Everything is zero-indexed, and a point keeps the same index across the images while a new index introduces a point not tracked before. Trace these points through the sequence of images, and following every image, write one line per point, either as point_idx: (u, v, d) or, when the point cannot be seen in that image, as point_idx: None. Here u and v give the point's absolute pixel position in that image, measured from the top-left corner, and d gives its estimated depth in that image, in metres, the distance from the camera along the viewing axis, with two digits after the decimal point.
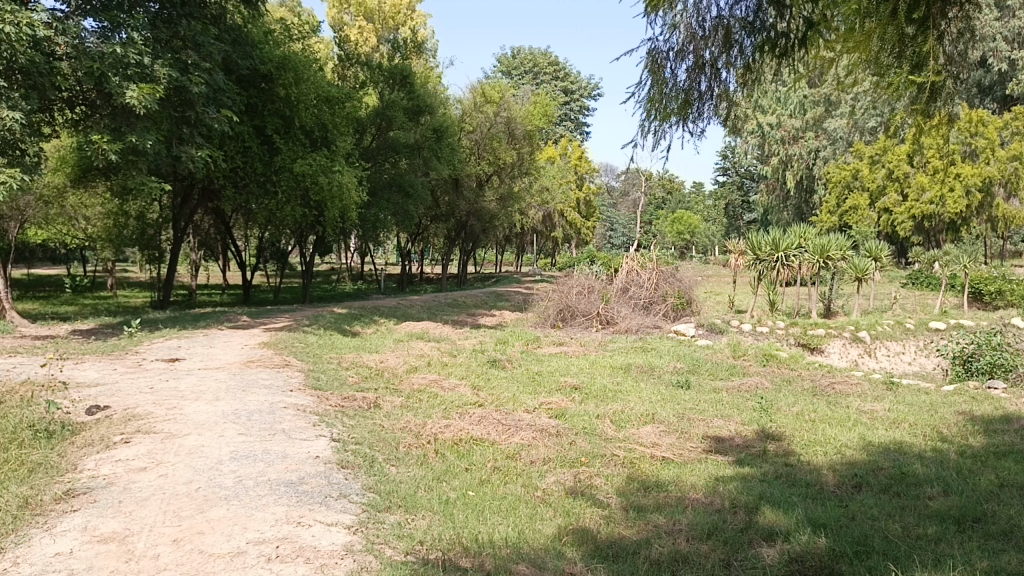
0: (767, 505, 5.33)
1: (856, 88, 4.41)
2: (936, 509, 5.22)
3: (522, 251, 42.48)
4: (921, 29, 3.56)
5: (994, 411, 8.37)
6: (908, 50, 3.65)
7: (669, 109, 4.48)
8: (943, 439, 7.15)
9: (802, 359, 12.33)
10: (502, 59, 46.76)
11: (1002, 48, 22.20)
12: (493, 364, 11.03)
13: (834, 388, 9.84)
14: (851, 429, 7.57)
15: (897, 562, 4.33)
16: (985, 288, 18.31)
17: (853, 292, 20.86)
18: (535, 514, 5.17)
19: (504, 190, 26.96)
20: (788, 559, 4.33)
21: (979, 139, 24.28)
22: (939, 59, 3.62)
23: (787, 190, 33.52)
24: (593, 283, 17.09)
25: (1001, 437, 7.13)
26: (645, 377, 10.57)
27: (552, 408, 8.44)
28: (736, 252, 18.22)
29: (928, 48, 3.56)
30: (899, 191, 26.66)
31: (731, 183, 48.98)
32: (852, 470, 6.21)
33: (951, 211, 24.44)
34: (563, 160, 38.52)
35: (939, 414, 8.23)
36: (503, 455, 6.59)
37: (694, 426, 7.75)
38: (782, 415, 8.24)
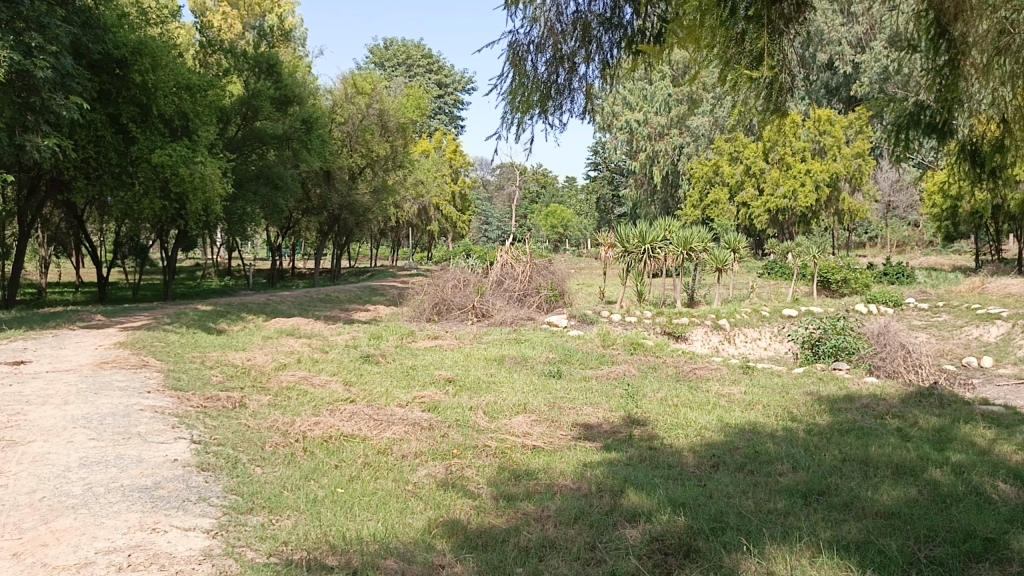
0: (631, 487, 5.52)
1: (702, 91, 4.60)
2: (786, 484, 5.55)
3: (398, 244, 42.12)
4: (758, 26, 3.73)
5: (839, 391, 8.97)
6: (746, 46, 3.80)
7: (530, 99, 4.45)
8: (793, 418, 7.60)
9: (667, 347, 12.82)
10: (375, 50, 46.11)
11: (847, 53, 23.78)
12: (367, 358, 10.90)
13: (696, 373, 10.32)
14: (710, 412, 7.94)
15: (749, 536, 4.56)
16: (833, 277, 19.55)
17: (714, 282, 21.80)
18: (405, 507, 5.14)
19: (378, 182, 26.63)
20: (650, 539, 4.51)
21: (827, 137, 25.82)
22: (775, 56, 3.79)
23: (654, 185, 34.72)
24: (468, 276, 17.14)
25: (843, 415, 7.66)
26: (518, 368, 10.69)
27: (425, 401, 8.43)
28: (606, 244, 18.70)
29: (762, 45, 3.73)
30: (756, 185, 28.03)
31: (602, 177, 50.21)
32: (710, 450, 6.52)
33: (803, 204, 25.96)
34: (437, 153, 38.37)
35: (789, 394, 8.77)
36: (374, 450, 6.51)
37: (564, 415, 7.90)
38: (647, 401, 8.54)
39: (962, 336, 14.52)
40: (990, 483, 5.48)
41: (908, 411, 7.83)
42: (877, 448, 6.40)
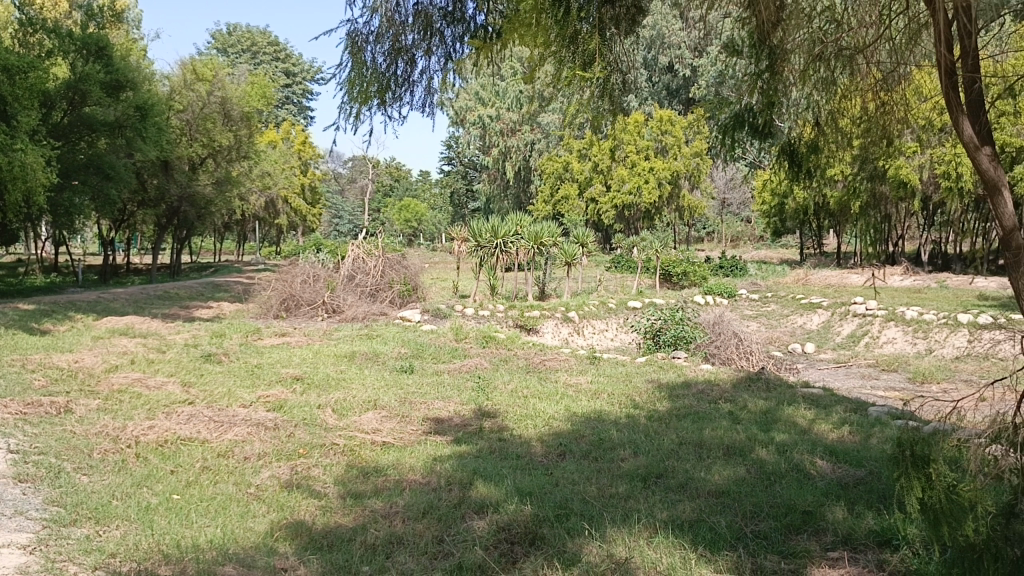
0: (480, 479, 5.56)
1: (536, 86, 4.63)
2: (627, 469, 5.76)
3: (244, 238, 40.48)
4: (589, 28, 3.84)
5: (677, 377, 9.43)
6: (579, 48, 3.88)
7: (368, 91, 4.21)
8: (635, 406, 7.91)
9: (518, 340, 13.01)
10: (217, 35, 44.02)
11: (686, 57, 24.96)
12: (208, 358, 10.41)
13: (545, 364, 10.54)
14: (558, 402, 8.13)
15: (592, 520, 4.70)
16: (674, 270, 20.49)
17: (564, 275, 22.32)
18: (247, 511, 4.96)
19: (220, 173, 25.48)
20: (497, 529, 4.56)
21: (668, 136, 27.04)
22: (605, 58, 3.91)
23: (507, 180, 35.16)
24: (318, 271, 16.71)
25: (681, 401, 8.05)
26: (369, 364, 10.54)
27: (271, 401, 8.14)
28: (459, 239, 18.77)
29: (594, 47, 3.83)
30: (603, 182, 28.89)
31: (456, 172, 50.31)
32: (557, 439, 6.68)
33: (647, 200, 27.06)
34: (285, 144, 37.16)
35: (633, 383, 9.13)
36: (214, 453, 6.23)
37: (415, 409, 7.86)
38: (497, 393, 8.64)
39: (788, 324, 15.60)
40: (809, 460, 5.93)
41: (738, 395, 8.33)
42: (710, 431, 6.77)
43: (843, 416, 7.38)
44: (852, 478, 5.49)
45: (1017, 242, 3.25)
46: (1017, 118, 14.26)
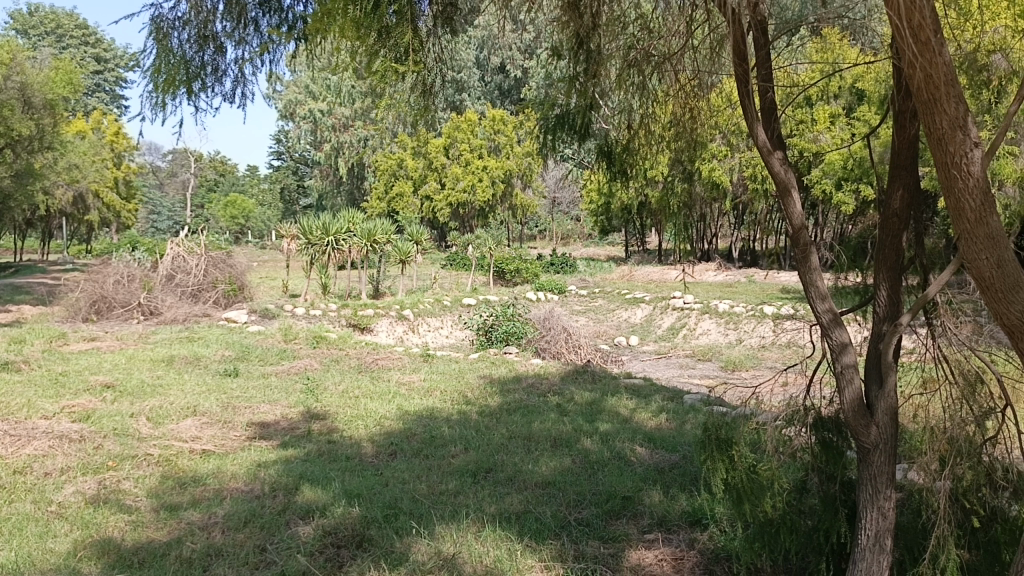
0: (306, 484, 5.41)
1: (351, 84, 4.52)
2: (457, 465, 5.80)
3: (49, 236, 37.24)
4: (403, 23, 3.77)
5: (508, 373, 9.61)
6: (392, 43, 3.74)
7: (174, 79, 3.86)
8: (467, 402, 7.97)
9: (350, 339, 12.78)
10: (15, 15, 40.27)
11: (517, 58, 25.46)
12: (4, 367, 9.50)
13: (377, 363, 10.43)
14: (390, 401, 8.06)
15: (420, 519, 4.69)
16: (507, 267, 20.83)
17: (398, 273, 22.14)
18: (46, 531, 4.56)
19: (20, 165, 23.31)
20: (323, 534, 4.46)
21: (501, 136, 27.55)
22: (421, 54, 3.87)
23: (340, 176, 34.47)
24: (133, 270, 15.66)
25: (512, 395, 8.20)
26: (190, 368, 10.00)
27: (77, 411, 7.54)
28: (289, 236, 18.25)
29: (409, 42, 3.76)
30: (438, 179, 28.60)
31: (286, 167, 48.74)
32: (388, 439, 6.61)
33: (481, 199, 27.38)
34: (96, 135, 34.53)
35: (465, 379, 9.20)
36: (8, 471, 5.68)
37: (239, 415, 7.54)
38: (327, 394, 8.45)
39: (614, 318, 16.26)
40: (629, 448, 6.20)
41: (566, 388, 8.59)
42: (539, 424, 6.93)
43: (661, 404, 7.77)
44: (668, 463, 5.80)
45: (804, 240, 3.59)
46: (812, 126, 15.50)
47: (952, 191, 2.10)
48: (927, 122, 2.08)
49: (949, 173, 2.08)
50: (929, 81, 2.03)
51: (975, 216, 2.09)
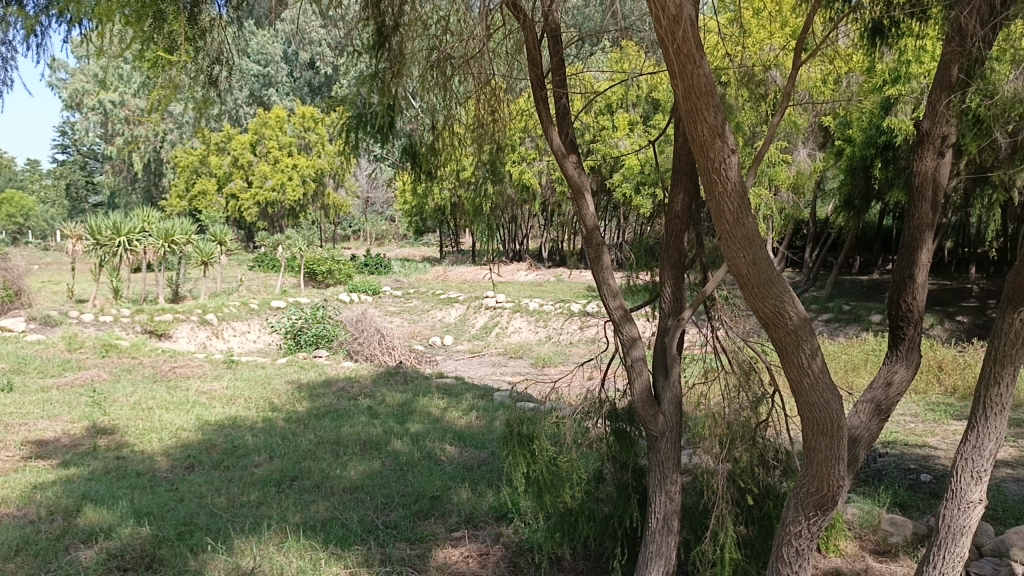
0: (89, 504, 4.99)
1: (139, 80, 4.18)
2: (260, 475, 5.57)
3: None
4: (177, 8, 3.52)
5: (317, 377, 9.36)
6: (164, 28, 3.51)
7: None
8: (273, 409, 7.68)
9: (145, 347, 11.94)
10: None
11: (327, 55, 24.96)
12: None
13: (175, 371, 9.82)
14: (188, 411, 7.61)
15: (217, 534, 4.47)
16: (319, 269, 20.29)
17: (200, 276, 20.95)
18: None
19: None
20: (107, 557, 4.13)
21: (311, 134, 27.02)
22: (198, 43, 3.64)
23: (135, 173, 32.20)
24: None
25: (321, 400, 7.99)
26: None
27: None
28: (74, 237, 16.82)
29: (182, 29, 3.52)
30: (245, 177, 27.09)
31: (73, 162, 44.84)
32: (185, 451, 6.24)
33: (291, 198, 26.55)
34: None
35: (271, 385, 8.85)
36: None
37: (11, 433, 6.82)
38: (117, 406, 7.84)
39: (429, 319, 16.26)
40: (439, 447, 6.23)
41: (377, 390, 8.50)
42: (348, 428, 6.80)
43: (471, 402, 7.87)
44: (476, 461, 5.89)
45: (596, 240, 3.78)
46: (615, 133, 16.31)
47: (712, 193, 2.24)
48: (690, 130, 2.20)
49: (712, 178, 2.22)
50: (692, 90, 2.16)
51: (733, 217, 2.24)
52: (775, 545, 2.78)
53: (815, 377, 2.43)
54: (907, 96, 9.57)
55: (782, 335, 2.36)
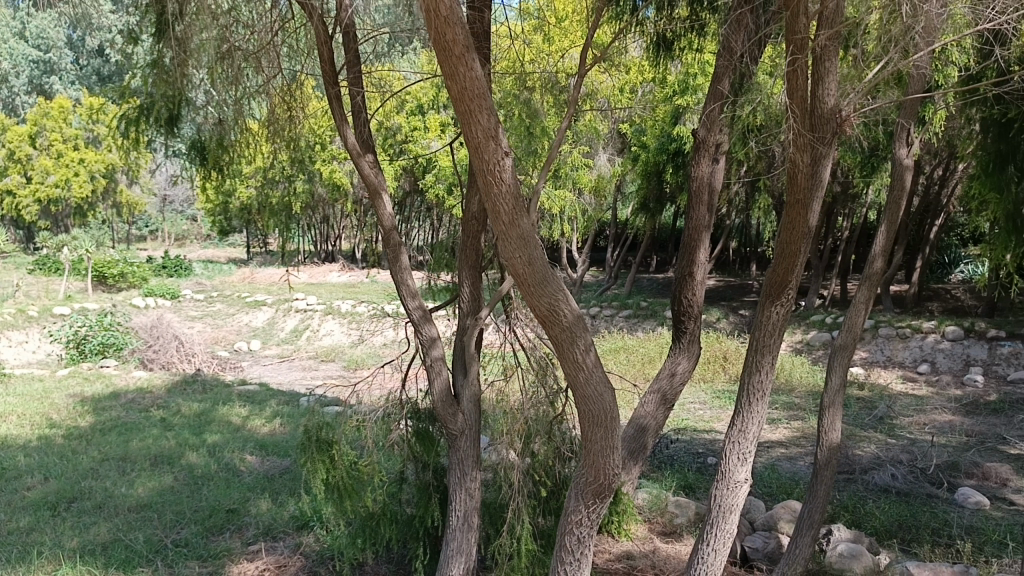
0: None
1: None
2: (32, 498, 5.06)
3: None
4: None
5: (105, 389, 8.66)
6: None
7: None
8: (50, 425, 7.02)
9: None
10: None
11: None
12: None
13: None
14: None
15: None
16: (109, 272, 18.82)
17: None
18: None
19: None
20: None
21: (100, 126, 25.04)
22: None
23: None
24: None
25: (108, 414, 7.41)
26: None
27: None
28: None
29: None
30: (22, 172, 24.60)
31: None
32: None
33: (78, 195, 24.45)
34: None
35: (49, 400, 8.09)
36: None
37: None
38: None
39: (234, 323, 15.47)
40: (238, 458, 5.96)
41: (172, 400, 7.99)
42: (138, 442, 6.35)
43: (275, 410, 7.61)
44: (277, 470, 5.69)
45: (394, 240, 3.78)
46: (426, 132, 16.34)
47: (489, 194, 2.28)
48: (465, 132, 2.25)
49: (487, 179, 2.27)
50: (467, 91, 2.19)
51: (509, 218, 2.29)
52: (558, 535, 2.87)
53: (589, 372, 2.53)
54: (694, 105, 10.30)
55: (558, 331, 2.45)
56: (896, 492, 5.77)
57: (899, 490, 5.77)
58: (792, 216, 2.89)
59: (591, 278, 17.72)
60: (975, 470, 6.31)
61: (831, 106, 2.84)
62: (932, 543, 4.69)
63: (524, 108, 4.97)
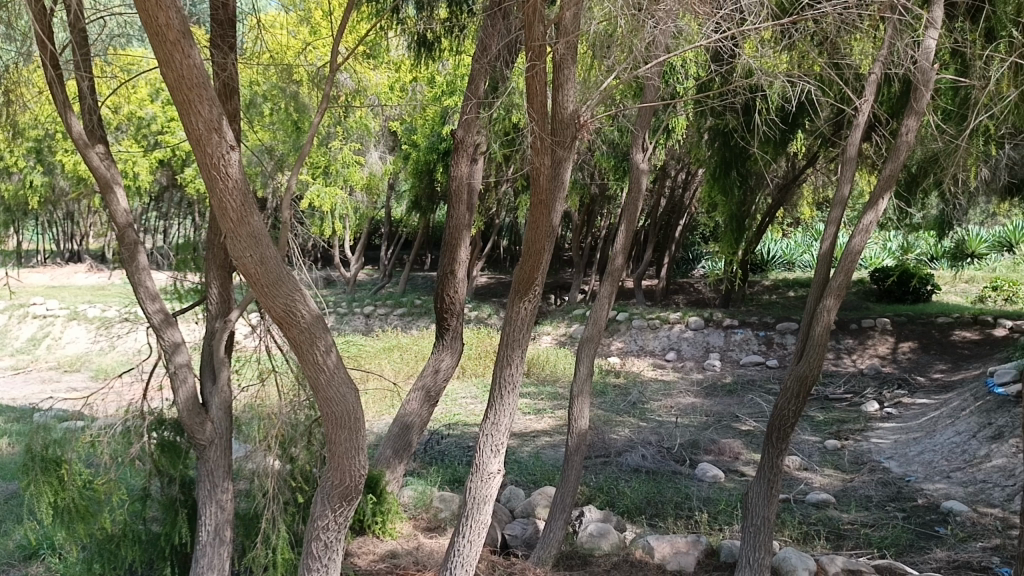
0: None
1: None
2: None
3: None
4: None
5: None
6: None
7: None
8: None
9: None
10: None
11: None
12: None
13: None
14: None
15: None
16: None
17: None
18: None
19: None
20: None
21: None
22: None
23: None
24: None
25: None
26: None
27: None
28: None
29: None
30: None
31: None
32: None
33: None
34: None
35: None
36: None
37: None
38: None
39: None
40: None
41: None
42: None
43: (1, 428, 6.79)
44: (2, 496, 5.08)
45: (130, 239, 3.50)
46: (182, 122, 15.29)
47: (212, 190, 2.20)
48: (185, 122, 2.16)
49: (210, 173, 2.20)
50: (184, 79, 2.10)
51: (236, 216, 2.23)
52: (305, 542, 2.80)
53: (331, 372, 2.52)
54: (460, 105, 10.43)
55: (296, 334, 2.40)
56: (646, 471, 6.21)
57: (649, 470, 6.22)
58: (536, 215, 3.01)
59: (364, 276, 17.48)
60: (712, 447, 6.94)
61: (570, 111, 2.99)
62: (675, 516, 5.10)
63: (292, 100, 4.88)
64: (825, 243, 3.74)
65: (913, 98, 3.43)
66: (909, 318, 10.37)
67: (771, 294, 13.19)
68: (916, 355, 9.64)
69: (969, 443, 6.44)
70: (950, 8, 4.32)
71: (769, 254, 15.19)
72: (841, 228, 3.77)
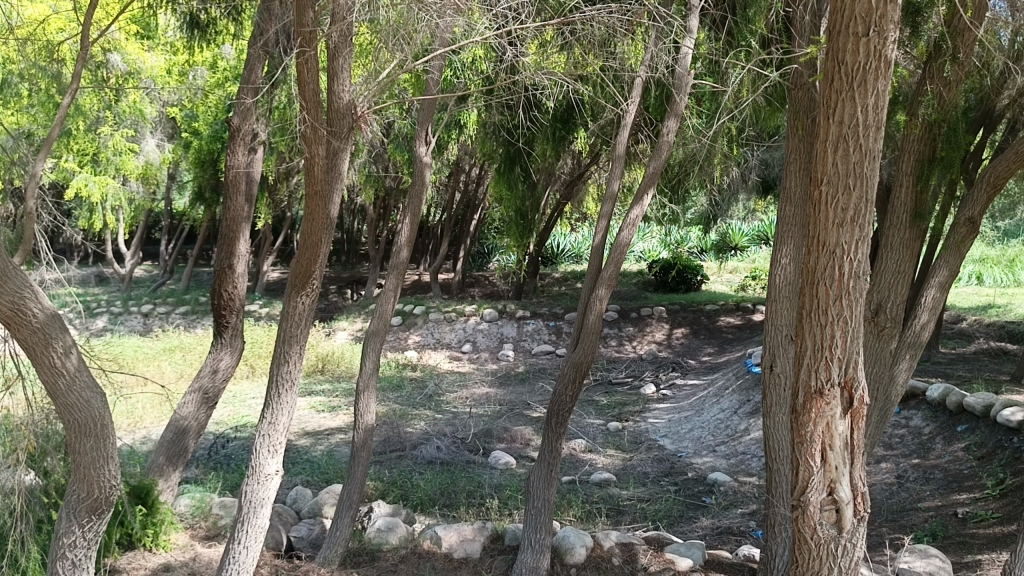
0: None
1: None
2: None
3: None
4: None
5: None
6: None
7: None
8: None
9: None
10: None
11: None
12: None
13: None
14: None
15: None
16: None
17: None
18: None
19: None
20: None
21: None
22: None
23: None
24: None
25: None
26: None
27: None
28: None
29: None
30: None
31: None
32: None
33: None
34: None
35: None
36: None
37: None
38: None
39: None
40: None
41: None
42: None
43: None
44: None
45: None
46: None
47: None
48: None
49: None
50: None
51: None
52: (50, 562, 2.64)
53: (72, 377, 2.45)
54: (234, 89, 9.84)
55: (28, 335, 2.32)
56: (440, 463, 6.25)
57: (443, 461, 6.27)
58: (311, 207, 2.91)
59: (143, 273, 16.27)
60: (504, 435, 7.11)
61: (346, 102, 2.94)
62: (466, 505, 5.17)
63: (52, 81, 4.33)
64: (598, 235, 3.93)
65: (671, 100, 3.71)
66: (682, 306, 11.20)
67: (560, 286, 13.74)
68: (688, 340, 10.43)
69: (731, 419, 7.06)
70: (703, 17, 4.70)
71: (558, 248, 15.83)
72: (612, 221, 3.98)
